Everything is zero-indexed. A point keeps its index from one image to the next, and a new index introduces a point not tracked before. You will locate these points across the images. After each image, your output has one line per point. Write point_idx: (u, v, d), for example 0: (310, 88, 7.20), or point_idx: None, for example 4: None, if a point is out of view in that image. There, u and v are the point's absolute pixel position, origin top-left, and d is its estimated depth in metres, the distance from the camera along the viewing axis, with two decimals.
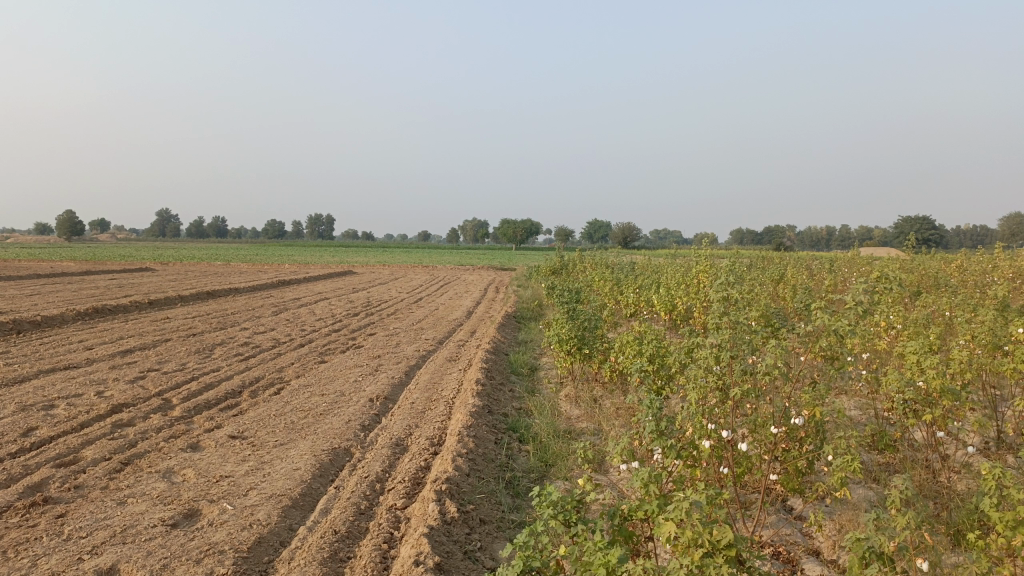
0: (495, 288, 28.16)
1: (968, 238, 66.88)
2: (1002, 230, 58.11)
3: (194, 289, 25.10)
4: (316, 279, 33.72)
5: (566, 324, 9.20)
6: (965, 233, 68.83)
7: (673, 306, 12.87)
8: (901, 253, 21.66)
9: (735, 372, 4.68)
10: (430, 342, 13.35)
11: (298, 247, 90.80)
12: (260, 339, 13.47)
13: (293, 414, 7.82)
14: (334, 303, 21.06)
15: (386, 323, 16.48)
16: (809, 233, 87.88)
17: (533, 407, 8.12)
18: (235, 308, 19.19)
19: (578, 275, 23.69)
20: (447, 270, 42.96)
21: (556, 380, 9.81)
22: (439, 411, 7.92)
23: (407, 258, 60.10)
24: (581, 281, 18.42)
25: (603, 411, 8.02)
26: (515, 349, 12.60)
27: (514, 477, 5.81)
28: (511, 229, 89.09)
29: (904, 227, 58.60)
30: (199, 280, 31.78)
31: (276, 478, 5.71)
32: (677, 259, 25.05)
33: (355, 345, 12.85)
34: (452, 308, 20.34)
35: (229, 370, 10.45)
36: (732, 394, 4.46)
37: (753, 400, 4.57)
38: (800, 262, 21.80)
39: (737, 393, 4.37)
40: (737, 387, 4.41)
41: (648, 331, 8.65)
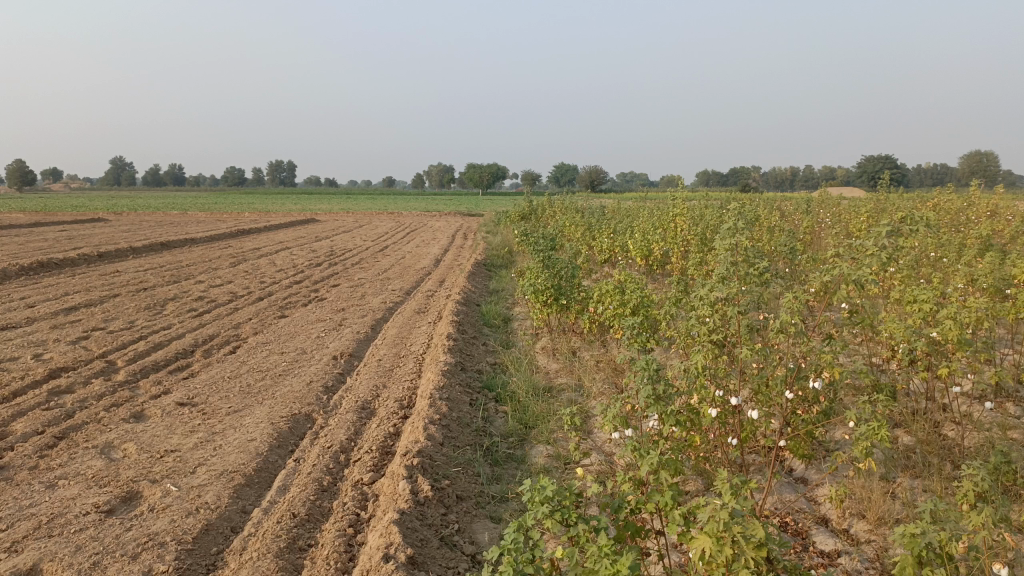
0: (463, 235, 27.48)
1: (929, 177, 67.54)
2: (961, 169, 58.77)
3: (149, 240, 24.03)
4: (278, 227, 32.67)
5: (542, 273, 8.66)
6: (925, 172, 69.43)
7: (649, 252, 12.39)
8: (871, 193, 21.49)
9: (742, 330, 4.17)
10: (397, 293, 12.73)
11: (260, 194, 88.57)
12: (216, 292, 12.74)
13: (249, 377, 7.22)
14: (295, 253, 20.25)
15: (351, 273, 15.80)
16: (775, 174, 87.98)
17: (508, 362, 7.62)
18: (191, 260, 18.29)
19: (547, 220, 23.13)
20: (413, 217, 42.03)
21: (531, 332, 9.32)
22: (408, 369, 7.39)
23: (371, 205, 58.82)
24: (553, 226, 17.82)
25: (583, 365, 7.54)
26: (487, 299, 12.06)
27: (492, 444, 5.32)
28: (476, 175, 87.51)
29: (868, 167, 58.92)
30: (154, 230, 30.58)
31: (228, 451, 5.14)
32: (647, 203, 24.58)
33: (317, 298, 12.21)
34: (419, 257, 19.67)
35: (181, 327, 9.76)
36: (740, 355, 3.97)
37: (762, 362, 4.08)
38: (772, 203, 21.50)
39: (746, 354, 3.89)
40: (745, 347, 3.92)
41: (630, 279, 8.15)
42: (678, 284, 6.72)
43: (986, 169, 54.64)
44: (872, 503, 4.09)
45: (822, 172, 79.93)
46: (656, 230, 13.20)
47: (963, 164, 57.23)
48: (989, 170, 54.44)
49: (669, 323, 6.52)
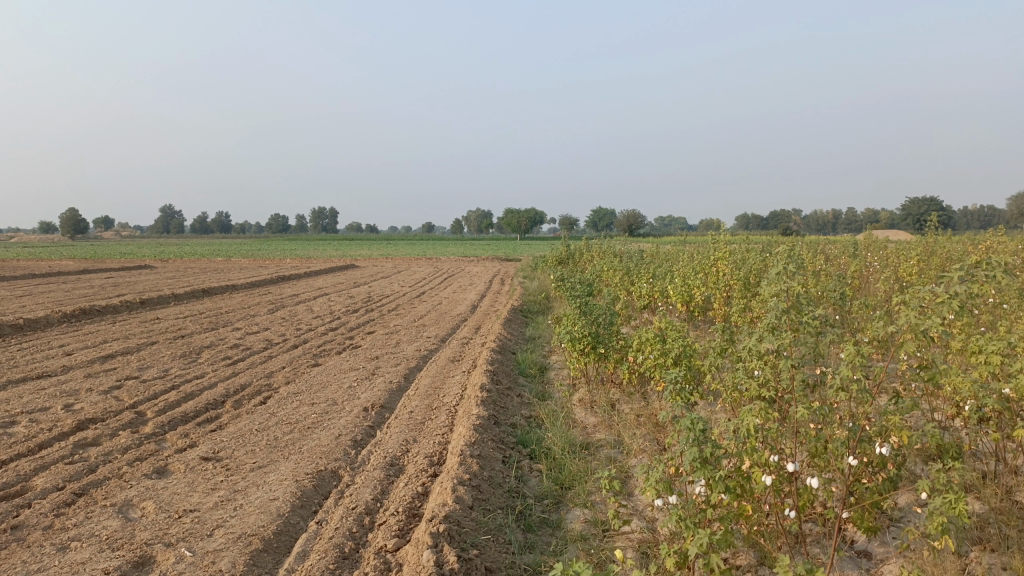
0: (501, 280, 27.34)
1: (977, 218, 65.93)
2: (1010, 210, 57.26)
3: (191, 286, 24.35)
4: (317, 274, 32.95)
5: (579, 321, 8.38)
6: (973, 214, 67.85)
7: (690, 297, 12.02)
8: (918, 236, 20.90)
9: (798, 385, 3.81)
10: (432, 340, 12.54)
11: (302, 240, 90.03)
12: (251, 340, 12.68)
13: (277, 429, 7.01)
14: (333, 299, 20.28)
15: (386, 319, 15.69)
16: (815, 216, 86.75)
17: (544, 415, 7.30)
18: (229, 306, 18.38)
19: (585, 264, 22.90)
20: (451, 262, 42.17)
21: (569, 382, 9.00)
22: (440, 422, 7.11)
23: (410, 251, 59.33)
24: (590, 272, 17.56)
25: (621, 419, 7.19)
26: (523, 347, 11.79)
27: (525, 507, 5.00)
28: (514, 220, 87.96)
29: (912, 209, 57.77)
30: (197, 277, 31.06)
31: (249, 512, 4.91)
32: (686, 247, 24.23)
33: (351, 345, 12.08)
34: (456, 303, 19.52)
35: (214, 376, 9.65)
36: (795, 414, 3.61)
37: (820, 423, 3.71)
38: (815, 246, 21.01)
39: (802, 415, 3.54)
40: (801, 407, 3.57)
41: (671, 328, 7.82)
42: (725, 333, 6.37)
43: None
44: None
45: (865, 214, 78.62)
46: (697, 275, 12.85)
47: (1012, 205, 55.79)
48: None
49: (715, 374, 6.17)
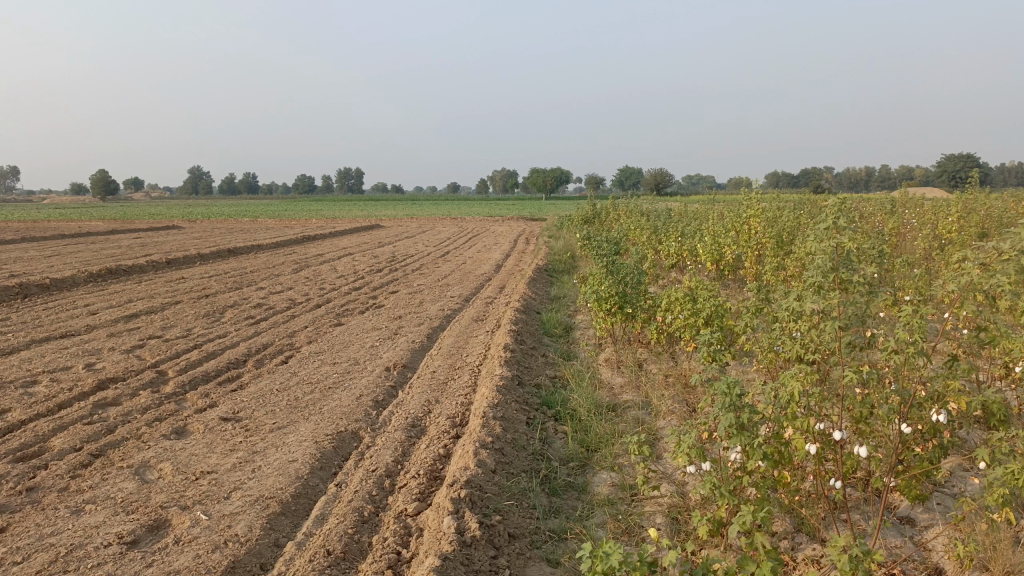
0: (526, 240, 27.03)
1: (1014, 175, 64.12)
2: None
3: (216, 246, 24.40)
4: (342, 234, 32.89)
5: (605, 280, 8.11)
6: (1010, 170, 65.90)
7: (721, 256, 11.68)
8: (955, 193, 20.25)
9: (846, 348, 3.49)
10: (455, 300, 12.35)
11: (327, 201, 90.11)
12: (274, 299, 12.60)
13: (297, 389, 6.90)
14: (357, 259, 20.18)
15: (410, 279, 15.54)
16: (847, 174, 84.84)
17: (569, 375, 7.10)
18: (254, 266, 18.34)
19: (611, 224, 22.53)
20: (475, 222, 41.91)
21: (594, 342, 8.78)
22: (463, 383, 6.95)
23: (434, 211, 59.09)
24: (616, 230, 17.20)
25: (649, 380, 6.97)
26: (548, 307, 11.57)
27: (550, 470, 4.82)
28: (540, 179, 87.22)
29: (947, 166, 56.33)
30: (223, 237, 31.14)
31: (267, 474, 4.79)
32: (715, 205, 23.73)
33: (374, 305, 11.94)
34: (480, 262, 19.30)
35: (236, 336, 9.58)
36: (841, 379, 3.33)
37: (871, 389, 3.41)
38: (848, 204, 20.45)
39: (849, 380, 3.26)
40: (849, 371, 3.29)
41: (702, 286, 7.52)
42: (761, 292, 6.05)
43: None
44: (1003, 558, 3.43)
45: (898, 172, 76.87)
46: (727, 233, 12.47)
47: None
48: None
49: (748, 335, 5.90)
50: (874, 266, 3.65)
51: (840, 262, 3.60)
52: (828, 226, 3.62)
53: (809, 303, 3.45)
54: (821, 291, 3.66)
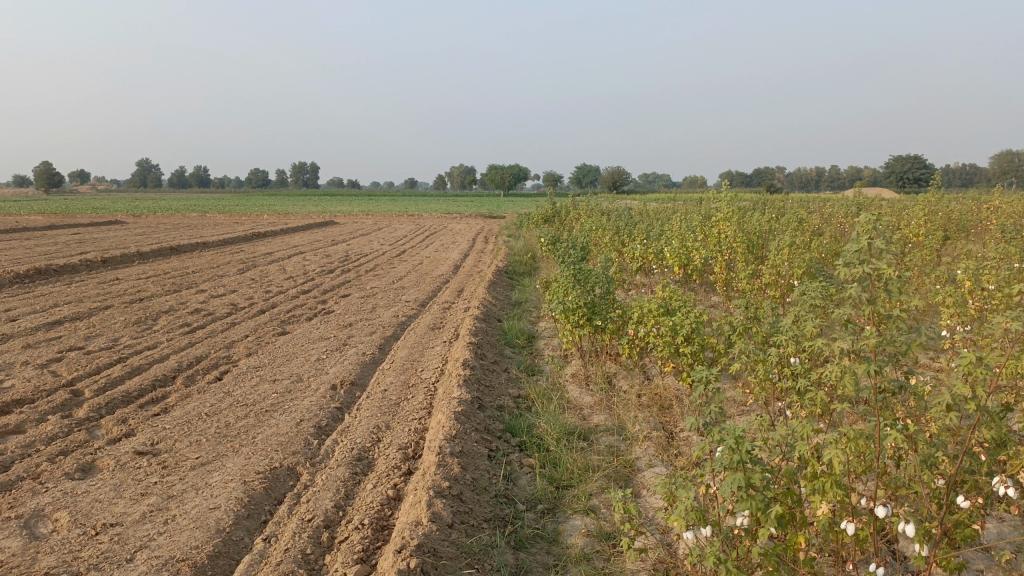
0: (485, 239, 26.36)
1: (959, 176, 65.78)
2: (990, 169, 57.06)
3: (159, 244, 23.17)
4: (295, 231, 31.73)
5: (572, 289, 7.45)
6: (956, 171, 67.46)
7: (689, 260, 11.19)
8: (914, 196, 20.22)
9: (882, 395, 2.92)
10: (411, 306, 11.63)
11: (282, 195, 88.08)
12: (215, 304, 11.71)
13: (229, 413, 6.14)
14: (308, 258, 19.25)
15: (364, 281, 14.73)
16: (800, 174, 86.02)
17: (534, 395, 6.48)
18: (196, 266, 17.32)
19: (572, 223, 21.99)
20: (432, 219, 41.02)
21: (559, 355, 8.17)
22: (416, 405, 6.28)
23: (390, 208, 57.99)
24: (579, 231, 16.62)
25: (621, 400, 6.39)
26: (509, 314, 10.91)
27: (515, 518, 4.20)
28: (497, 175, 86.58)
29: (896, 167, 57.44)
30: (167, 234, 29.76)
31: (182, 528, 4.05)
32: (677, 205, 23.37)
33: (323, 311, 11.15)
34: (437, 262, 18.56)
35: (167, 347, 8.72)
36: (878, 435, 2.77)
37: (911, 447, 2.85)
38: (811, 205, 20.26)
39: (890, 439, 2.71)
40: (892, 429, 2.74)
41: (678, 297, 6.90)
42: (750, 308, 5.45)
43: (1018, 169, 53.40)
44: None
45: (850, 173, 78.26)
46: (695, 236, 12.01)
47: (994, 165, 55.55)
48: (1021, 170, 53.18)
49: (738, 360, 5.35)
50: (913, 299, 3.13)
51: (874, 294, 3.07)
52: (861, 248, 3.08)
53: (839, 340, 2.91)
54: (851, 325, 3.12)
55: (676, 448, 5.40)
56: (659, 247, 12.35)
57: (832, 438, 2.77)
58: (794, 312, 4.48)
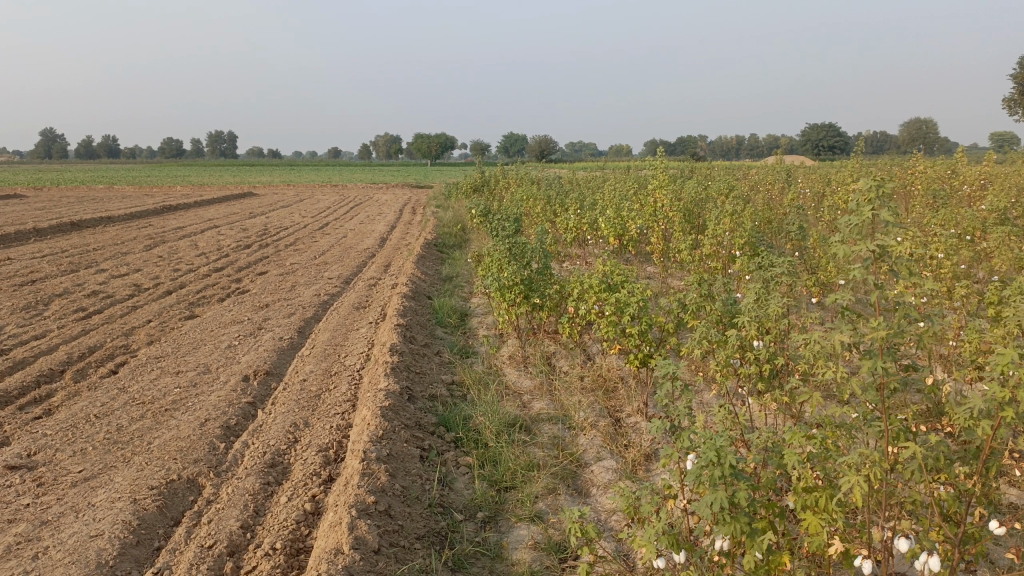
0: (412, 209, 25.54)
1: (871, 143, 68.06)
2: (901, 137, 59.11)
3: (57, 219, 21.47)
4: (210, 204, 30.09)
5: (508, 264, 6.90)
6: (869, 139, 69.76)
7: (624, 230, 10.81)
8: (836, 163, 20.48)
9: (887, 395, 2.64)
10: (334, 283, 10.90)
11: (196, 165, 84.32)
12: (116, 285, 10.70)
13: (123, 414, 5.40)
14: (223, 233, 18.12)
15: (283, 256, 13.85)
16: (721, 142, 87.47)
17: (469, 382, 5.95)
18: (98, 242, 16.02)
19: (501, 193, 21.44)
20: (356, 189, 39.77)
21: (494, 335, 7.66)
22: (339, 397, 5.67)
23: (312, 178, 56.10)
24: (510, 201, 16.07)
25: (564, 384, 5.93)
26: (439, 290, 10.32)
27: (452, 532, 3.70)
28: (423, 144, 85.02)
29: (813, 134, 58.91)
30: (68, 207, 27.73)
31: (54, 564, 3.38)
32: (606, 173, 23.08)
33: (238, 290, 10.31)
34: (362, 235, 17.73)
35: (57, 335, 7.80)
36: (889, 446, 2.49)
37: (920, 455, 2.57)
38: (739, 173, 20.28)
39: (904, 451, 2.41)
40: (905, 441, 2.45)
41: (620, 272, 6.44)
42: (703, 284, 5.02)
43: (926, 136, 55.52)
44: None
45: (769, 142, 80.05)
46: (630, 205, 11.62)
47: (905, 133, 57.59)
48: (930, 137, 55.28)
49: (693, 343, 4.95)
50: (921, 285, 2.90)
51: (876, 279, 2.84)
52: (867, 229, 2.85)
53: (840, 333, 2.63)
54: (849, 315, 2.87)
55: (624, 438, 4.98)
56: (593, 217, 11.92)
57: (850, 462, 2.40)
58: (757, 290, 4.07)
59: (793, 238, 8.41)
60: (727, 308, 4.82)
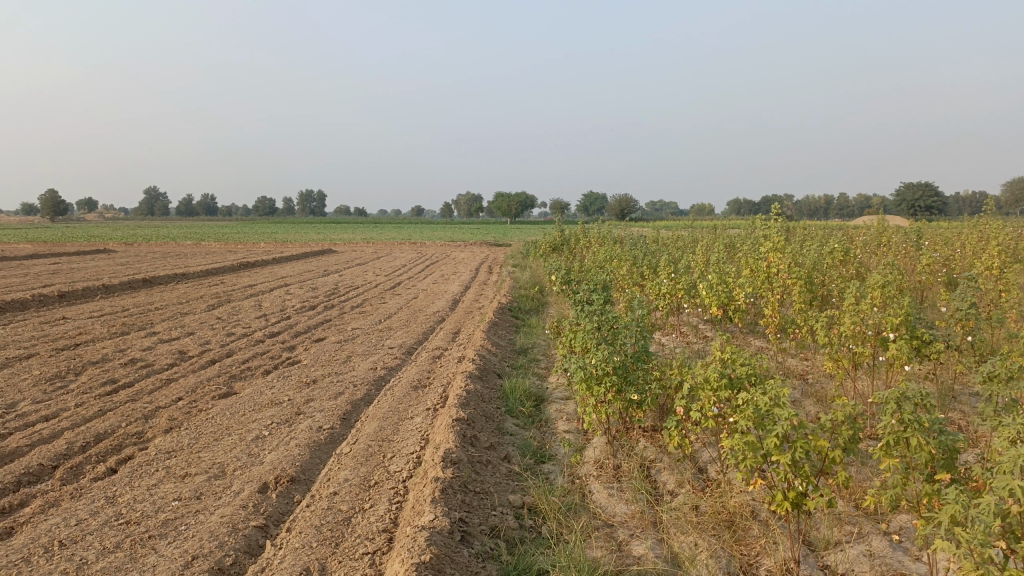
0: (487, 269, 24.39)
1: (970, 204, 63.86)
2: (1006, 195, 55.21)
3: (133, 276, 21.27)
4: (288, 261, 29.86)
5: (598, 348, 5.41)
6: (967, 199, 65.63)
7: (728, 299, 9.24)
8: (955, 226, 18.36)
9: None
10: (394, 353, 9.64)
11: (283, 222, 86.66)
12: (162, 352, 9.73)
13: (94, 542, 4.14)
14: (292, 292, 17.34)
15: (347, 320, 12.78)
16: (808, 202, 84.32)
17: (546, 510, 4.48)
18: (162, 302, 15.36)
19: (583, 253, 20.13)
20: (435, 247, 39.24)
21: (576, 432, 6.19)
22: (373, 526, 4.29)
23: (393, 236, 56.29)
24: (592, 262, 14.68)
25: (673, 519, 4.41)
26: (512, 366, 8.93)
27: None
28: (503, 203, 85.22)
29: (907, 193, 55.66)
30: (150, 263, 27.77)
31: None
32: (694, 233, 21.49)
33: (287, 362, 9.17)
34: (433, 297, 16.57)
35: (70, 416, 6.74)
36: None
37: None
38: (843, 234, 18.39)
39: None
40: None
41: (747, 364, 4.85)
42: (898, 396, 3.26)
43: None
44: None
45: (858, 202, 76.66)
46: (734, 270, 10.02)
47: (1010, 191, 53.68)
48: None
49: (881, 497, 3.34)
50: None
51: None
52: None
53: None
54: None
55: None
56: (690, 282, 10.36)
57: None
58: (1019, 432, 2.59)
59: (958, 316, 6.67)
60: (938, 439, 3.13)
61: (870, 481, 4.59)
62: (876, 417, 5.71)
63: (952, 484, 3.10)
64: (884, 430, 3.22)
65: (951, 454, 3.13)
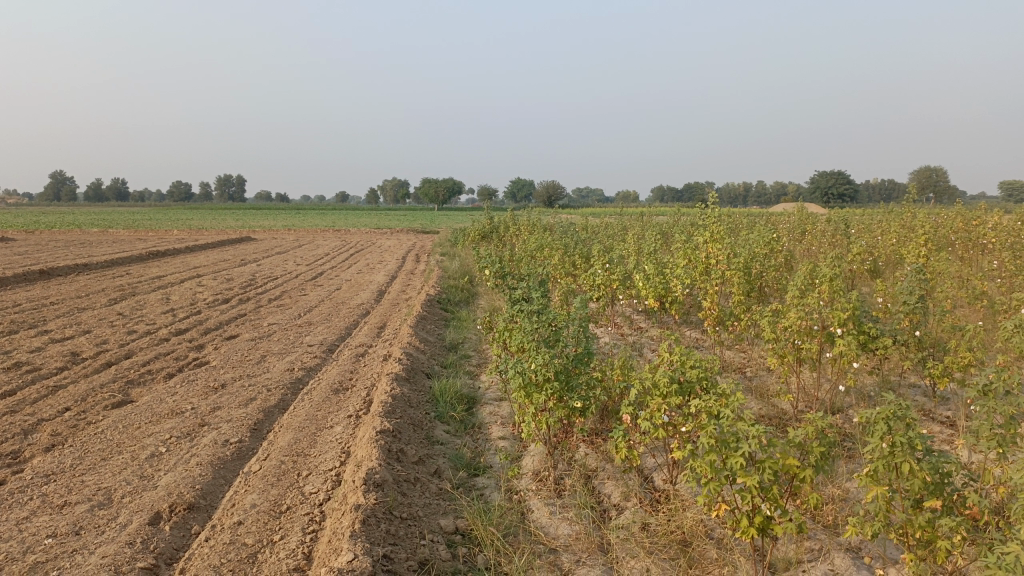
0: (413, 257, 23.71)
1: (878, 192, 66.54)
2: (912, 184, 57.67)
3: (29, 266, 19.68)
4: (203, 250, 28.38)
5: (537, 351, 4.93)
6: (875, 188, 68.38)
7: (665, 290, 8.95)
8: (873, 215, 18.78)
9: None
10: (314, 352, 8.97)
11: (200, 209, 83.31)
12: (51, 354, 8.76)
13: None
14: (205, 284, 16.30)
15: (263, 315, 11.97)
16: (729, 189, 86.31)
17: (482, 537, 3.99)
18: (58, 295, 14.13)
19: (512, 241, 19.73)
20: (359, 235, 38.20)
21: (511, 439, 5.71)
22: (283, 566, 3.70)
23: (316, 223, 54.69)
24: (522, 251, 14.25)
25: (622, 541, 4.00)
26: (441, 364, 8.40)
27: None
28: (430, 189, 84.13)
29: (821, 182, 57.52)
30: (50, 252, 25.89)
31: None
32: (622, 220, 21.36)
33: (195, 363, 8.37)
34: (357, 288, 15.82)
35: None
36: None
37: None
38: (768, 222, 18.55)
39: None
40: None
41: (699, 369, 4.45)
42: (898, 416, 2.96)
43: (938, 184, 54.17)
44: None
45: (776, 190, 79.00)
46: (670, 260, 9.74)
47: (916, 179, 56.10)
48: (942, 185, 53.82)
49: (861, 526, 3.04)
50: None
51: None
52: None
53: None
54: None
55: None
56: (625, 272, 10.04)
57: None
58: None
59: (903, 310, 6.53)
60: (927, 462, 2.86)
61: (828, 491, 4.30)
62: (840, 426, 5.47)
63: (949, 517, 2.77)
64: (873, 454, 2.95)
65: (942, 480, 2.85)
